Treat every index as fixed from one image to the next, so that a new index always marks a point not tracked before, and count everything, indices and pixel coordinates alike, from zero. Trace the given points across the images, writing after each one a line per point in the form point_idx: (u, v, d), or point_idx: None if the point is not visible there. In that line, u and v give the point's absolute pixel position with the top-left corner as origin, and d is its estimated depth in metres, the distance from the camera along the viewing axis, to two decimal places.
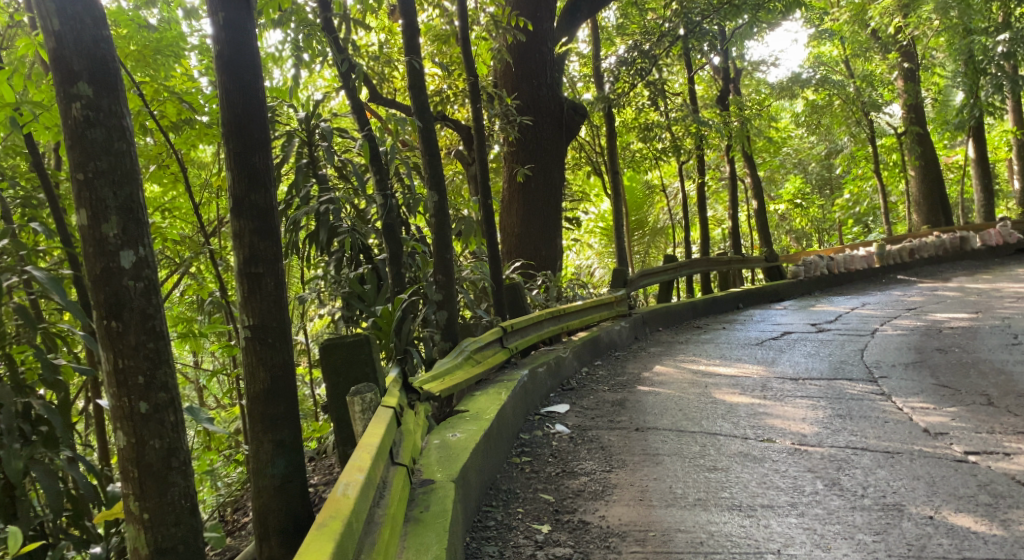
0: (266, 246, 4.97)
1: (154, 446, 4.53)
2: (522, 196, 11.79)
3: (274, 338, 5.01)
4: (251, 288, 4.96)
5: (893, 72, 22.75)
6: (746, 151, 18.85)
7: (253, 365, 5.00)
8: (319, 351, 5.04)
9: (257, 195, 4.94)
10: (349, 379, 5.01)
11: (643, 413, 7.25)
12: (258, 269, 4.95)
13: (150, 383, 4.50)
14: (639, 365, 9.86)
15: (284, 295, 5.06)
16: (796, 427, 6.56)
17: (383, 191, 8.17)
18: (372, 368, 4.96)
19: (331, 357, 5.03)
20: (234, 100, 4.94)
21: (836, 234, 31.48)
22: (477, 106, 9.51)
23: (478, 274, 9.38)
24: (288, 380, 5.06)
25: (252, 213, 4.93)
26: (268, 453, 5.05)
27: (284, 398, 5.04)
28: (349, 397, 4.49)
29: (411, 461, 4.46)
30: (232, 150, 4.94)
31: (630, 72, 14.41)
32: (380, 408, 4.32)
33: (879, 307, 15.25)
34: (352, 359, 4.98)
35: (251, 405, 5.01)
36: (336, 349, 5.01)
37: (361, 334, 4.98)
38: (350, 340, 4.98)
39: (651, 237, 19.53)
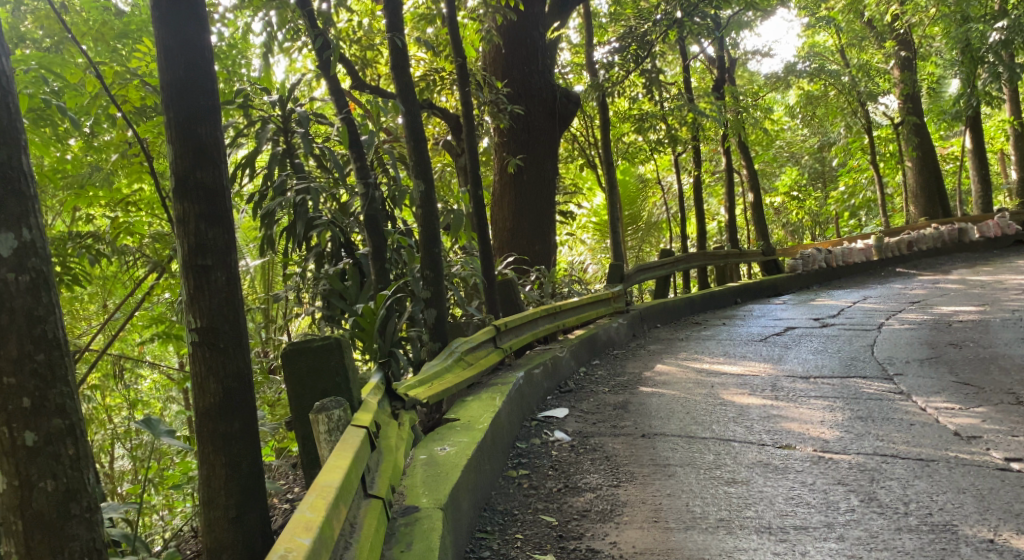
0: (215, 234, 4.42)
1: (45, 488, 3.89)
2: (514, 188, 11.22)
3: (227, 344, 4.46)
4: (198, 283, 4.40)
5: (889, 60, 22.42)
6: (743, 142, 18.34)
7: (202, 377, 4.44)
8: (282, 359, 4.46)
9: (204, 172, 4.39)
10: (317, 390, 4.41)
11: (649, 416, 6.70)
12: (207, 261, 4.40)
13: (41, 407, 3.85)
14: (638, 364, 9.32)
15: (236, 291, 4.51)
16: (816, 431, 6.02)
17: (365, 179, 7.55)
18: (345, 376, 4.37)
19: (297, 367, 4.45)
20: (176, 62, 4.40)
21: (830, 225, 31.06)
22: (466, 90, 8.92)
23: (468, 269, 8.81)
24: (244, 392, 4.51)
25: (199, 193, 4.38)
26: (221, 480, 4.51)
27: (240, 414, 4.51)
28: (312, 415, 3.89)
29: (389, 490, 3.89)
30: (174, 118, 4.39)
31: (624, 59, 13.86)
32: (347, 431, 3.71)
33: (882, 301, 14.75)
34: (320, 367, 4.40)
35: (201, 423, 4.46)
36: (301, 356, 4.44)
37: (331, 338, 4.41)
38: (319, 345, 4.41)
39: (645, 231, 19.00)
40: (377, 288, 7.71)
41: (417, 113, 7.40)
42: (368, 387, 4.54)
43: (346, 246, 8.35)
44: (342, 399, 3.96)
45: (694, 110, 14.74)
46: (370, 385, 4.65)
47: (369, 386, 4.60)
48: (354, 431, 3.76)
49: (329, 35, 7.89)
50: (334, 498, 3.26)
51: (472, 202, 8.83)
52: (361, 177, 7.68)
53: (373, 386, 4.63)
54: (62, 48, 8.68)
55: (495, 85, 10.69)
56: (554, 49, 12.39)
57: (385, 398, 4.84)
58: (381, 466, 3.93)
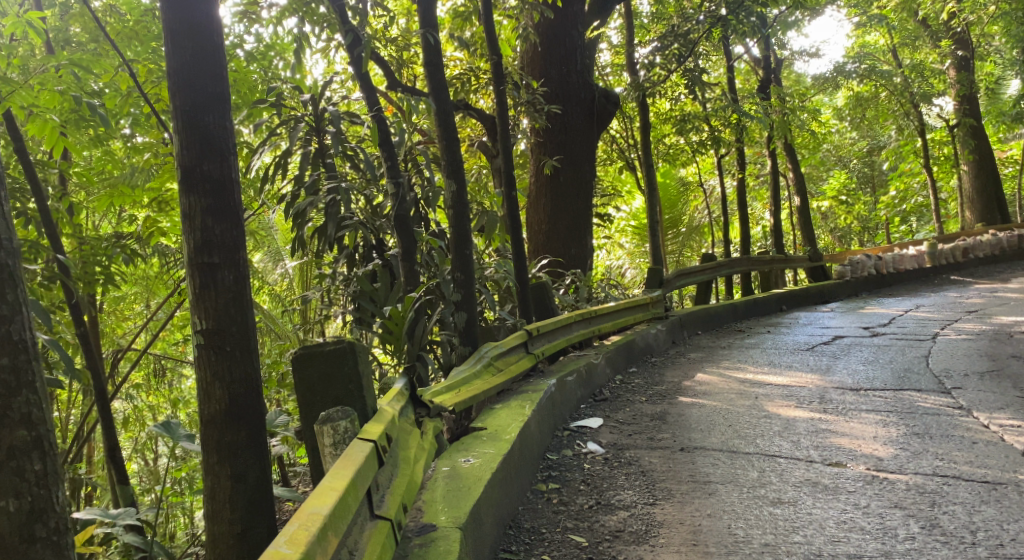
0: (223, 229, 4.58)
1: (8, 506, 4.03)
2: (550, 190, 10.93)
3: (233, 347, 4.60)
4: (205, 281, 4.55)
5: (944, 60, 21.77)
6: (789, 144, 17.86)
7: (209, 380, 4.59)
8: (291, 363, 4.22)
9: (210, 165, 4.56)
10: (329, 397, 4.17)
11: (688, 429, 6.35)
12: (213, 258, 4.56)
13: (5, 416, 4.02)
14: (678, 372, 8.96)
15: (243, 289, 4.65)
16: (869, 449, 5.65)
17: (395, 178, 7.29)
18: (358, 383, 4.16)
19: (308, 372, 4.20)
20: (184, 59, 4.56)
21: (882, 231, 30.33)
22: (502, 88, 8.63)
23: (502, 272, 8.52)
24: (250, 396, 4.65)
25: (205, 186, 4.55)
26: (227, 491, 4.65)
27: (246, 423, 4.65)
28: (318, 426, 3.75)
29: (401, 510, 3.68)
30: (181, 109, 4.56)
31: (667, 58, 13.52)
32: (352, 446, 3.50)
33: (935, 310, 14.20)
34: (332, 372, 4.16)
35: (207, 432, 4.61)
36: (313, 361, 4.19)
37: (344, 342, 4.20)
38: (332, 349, 4.19)
39: (686, 236, 18.56)
40: (406, 289, 7.45)
41: (449, 109, 7.14)
42: (388, 395, 4.29)
43: (376, 246, 8.10)
44: (350, 410, 3.80)
45: (739, 111, 14.35)
46: (391, 392, 4.41)
47: (390, 393, 4.37)
48: (361, 445, 3.54)
49: (360, 31, 7.66)
50: (319, 528, 3.08)
51: (506, 203, 8.53)
52: (392, 177, 7.41)
53: (394, 394, 4.38)
54: (96, 46, 8.59)
55: (532, 84, 10.42)
56: (594, 48, 12.09)
57: (408, 405, 4.58)
58: (393, 483, 3.72)
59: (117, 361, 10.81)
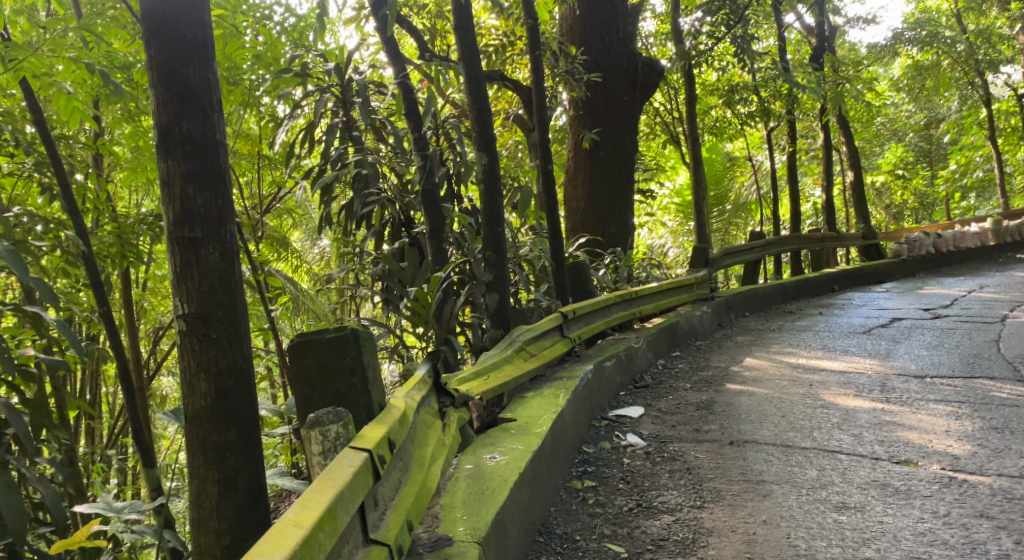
0: (205, 199, 4.25)
1: None
2: (589, 165, 10.40)
3: (219, 334, 4.28)
4: (187, 258, 4.24)
5: (1014, 26, 21.12)
6: (843, 115, 17.11)
7: (193, 371, 4.27)
8: (287, 352, 3.81)
9: (190, 124, 4.23)
10: (328, 392, 3.82)
11: (738, 420, 5.86)
12: (195, 233, 4.23)
13: None
14: (726, 357, 8.43)
15: (230, 266, 4.33)
16: (941, 446, 5.18)
17: (423, 149, 6.81)
18: (360, 377, 3.80)
19: (305, 364, 3.83)
20: (159, 3, 4.19)
21: (940, 208, 29.30)
22: (538, 53, 8.11)
23: (537, 251, 8.03)
24: (238, 391, 4.33)
25: (185, 149, 4.22)
26: (213, 497, 4.31)
27: (236, 421, 4.32)
28: (306, 429, 3.51)
29: (405, 527, 3.33)
30: (157, 61, 4.21)
31: (716, 24, 12.90)
32: (338, 461, 3.14)
33: (1000, 291, 13.52)
34: (332, 365, 3.80)
35: (193, 430, 4.30)
36: (312, 350, 3.82)
37: (347, 329, 3.83)
38: (333, 337, 3.81)
39: (732, 214, 17.83)
40: (434, 269, 6.98)
41: (480, 74, 6.59)
42: (410, 383, 3.89)
43: (404, 222, 7.64)
44: (344, 412, 3.55)
45: (792, 82, 13.67)
46: (414, 380, 3.97)
47: (412, 382, 3.94)
48: (350, 458, 3.17)
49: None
50: None
51: (541, 177, 7.98)
52: (418, 149, 6.92)
53: (416, 382, 3.95)
54: None
55: (571, 51, 9.87)
56: (638, 15, 11.46)
57: (431, 395, 4.15)
58: (400, 494, 3.39)
59: (151, 341, 10.49)
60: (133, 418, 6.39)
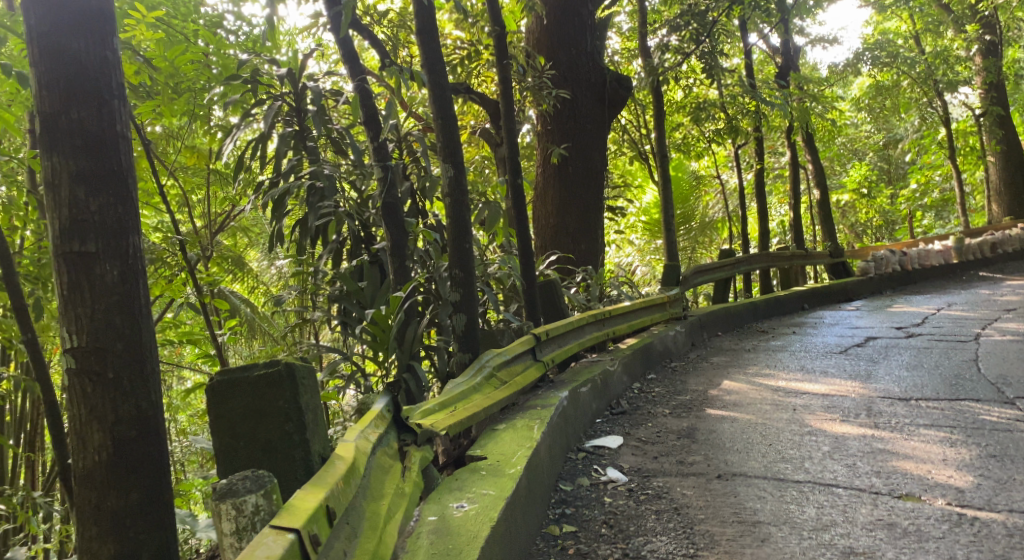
0: (100, 206, 4.05)
1: None
2: (557, 181, 10.03)
3: (117, 373, 4.06)
4: (79, 275, 4.01)
5: (969, 47, 21.67)
6: (809, 132, 16.99)
7: (85, 419, 4.03)
8: (211, 389, 3.65)
9: (82, 112, 4.02)
10: (257, 439, 3.68)
11: (723, 449, 5.48)
12: (89, 248, 4.02)
13: None
14: (702, 379, 8.05)
15: (129, 286, 4.11)
16: (942, 476, 4.88)
17: (383, 161, 6.34)
18: (296, 423, 3.67)
19: (229, 408, 3.68)
20: None
21: (901, 226, 29.38)
22: (504, 62, 7.72)
23: (506, 270, 7.58)
24: (140, 448, 4.10)
25: (75, 142, 4.01)
26: None
27: (139, 483, 4.09)
28: (217, 498, 3.13)
29: None
30: (41, 41, 4.01)
31: (684, 38, 12.59)
32: (252, 550, 2.70)
33: (969, 308, 13.40)
34: (263, 408, 3.65)
35: (85, 492, 4.04)
36: (238, 389, 3.67)
37: (281, 366, 3.67)
38: (263, 375, 3.66)
39: (698, 232, 17.52)
40: (395, 289, 6.49)
41: (445, 83, 6.15)
42: (365, 420, 3.45)
43: (364, 238, 7.04)
44: (264, 480, 3.18)
45: (760, 97, 13.44)
46: (369, 416, 3.52)
47: (368, 418, 3.48)
48: (268, 547, 2.71)
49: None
50: None
51: (511, 193, 7.54)
52: (377, 160, 6.43)
53: (372, 419, 3.49)
54: None
55: (539, 64, 9.51)
56: (605, 27, 11.13)
57: (390, 431, 3.69)
58: None
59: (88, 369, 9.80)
60: (62, 459, 5.80)
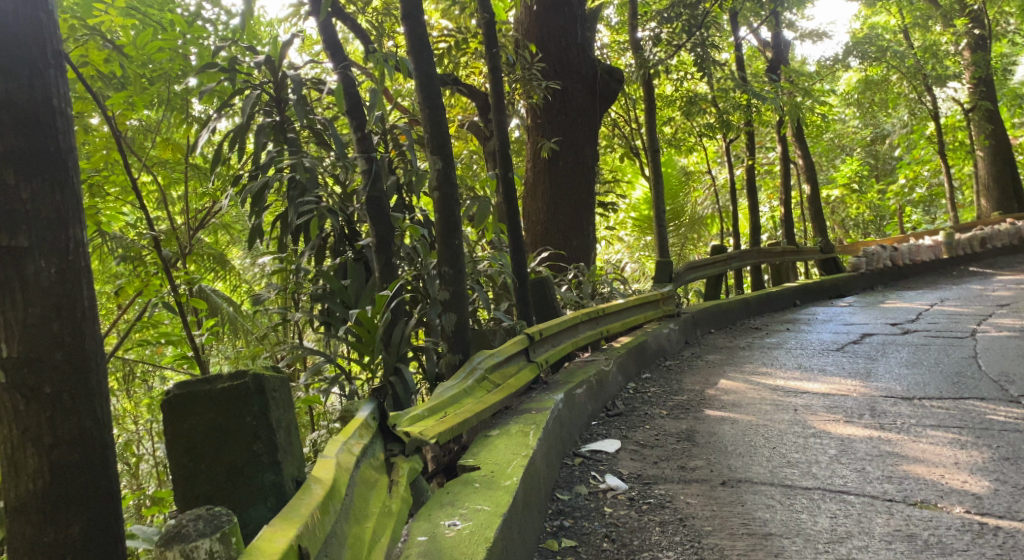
0: (33, 193, 3.64)
1: None
2: (548, 175, 9.77)
3: (55, 390, 3.62)
4: (10, 273, 3.58)
5: (957, 42, 21.61)
6: (799, 126, 16.81)
7: (19, 440, 3.59)
8: (169, 403, 3.17)
9: (11, 83, 3.64)
10: (220, 465, 3.21)
11: (726, 453, 5.25)
12: (21, 242, 3.60)
13: None
14: (698, 379, 7.80)
15: (70, 287, 3.69)
16: (956, 481, 4.67)
17: (367, 153, 6.06)
18: (266, 442, 3.20)
19: (188, 427, 3.19)
20: None
21: (891, 221, 29.28)
22: (493, 52, 7.44)
23: (497, 267, 7.32)
24: (84, 475, 3.65)
25: (5, 117, 3.61)
26: None
27: (82, 515, 3.64)
28: (165, 538, 2.70)
29: None
30: None
31: (675, 30, 12.36)
32: None
33: (963, 303, 13.25)
34: (229, 427, 3.19)
35: (19, 526, 3.59)
36: (198, 406, 3.18)
37: (248, 377, 3.20)
38: (227, 389, 3.19)
39: (689, 228, 17.28)
40: (380, 287, 6.20)
41: (433, 71, 5.89)
42: (347, 430, 3.21)
43: (348, 235, 6.77)
44: (222, 521, 2.73)
45: (751, 91, 13.24)
46: (352, 425, 3.27)
47: (351, 428, 3.23)
48: None
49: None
50: None
51: (501, 187, 7.26)
52: (361, 152, 6.18)
53: (355, 429, 3.24)
54: None
55: (530, 55, 9.24)
56: (596, 20, 10.88)
57: (375, 440, 3.44)
58: None
59: None
60: None
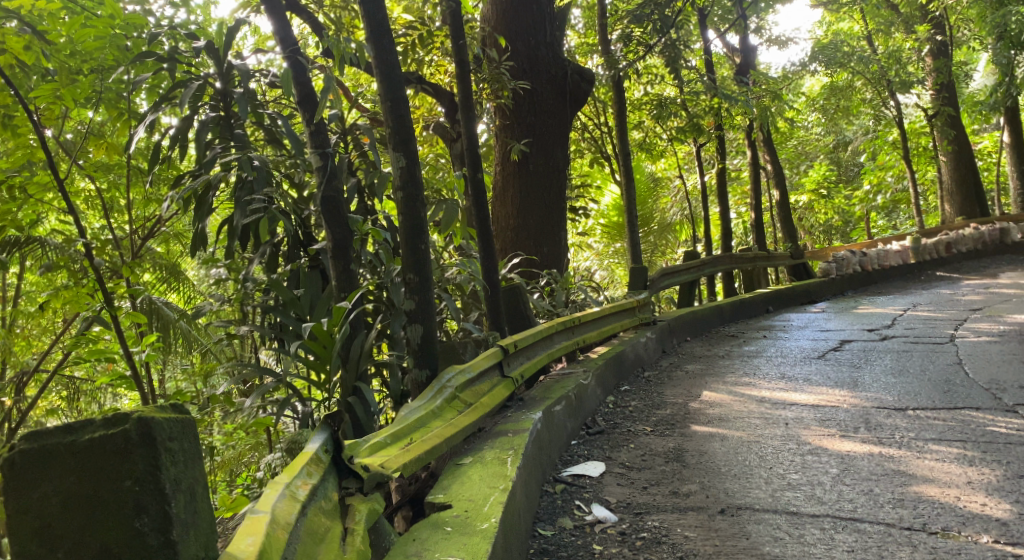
0: None
1: None
2: (517, 178, 9.29)
3: None
4: None
5: (921, 47, 21.48)
6: (768, 131, 16.50)
7: None
8: (21, 461, 2.64)
9: None
10: (89, 543, 2.66)
11: (720, 474, 4.81)
12: None
13: None
14: (680, 391, 7.36)
15: None
16: (975, 504, 4.26)
17: (320, 148, 5.54)
18: (152, 514, 2.67)
19: (44, 493, 2.65)
20: None
21: (856, 227, 29.21)
22: (458, 45, 6.94)
23: (466, 274, 6.82)
24: None
25: None
26: None
27: None
28: None
29: None
30: None
31: (644, 30, 11.93)
32: None
33: (936, 308, 13.02)
34: (100, 495, 2.66)
35: None
36: (61, 465, 2.64)
37: (127, 427, 2.65)
38: (99, 441, 2.65)
39: (658, 235, 16.90)
40: (337, 297, 5.68)
41: (396, 62, 5.37)
42: (292, 468, 2.88)
43: (303, 241, 6.22)
44: None
45: (722, 94, 12.88)
46: (299, 463, 2.94)
47: (296, 467, 2.90)
48: None
49: None
50: None
51: (469, 188, 6.74)
52: (315, 147, 5.64)
53: (301, 468, 2.91)
54: None
55: (496, 52, 8.76)
56: (564, 18, 10.42)
57: (328, 477, 3.07)
58: None
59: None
60: None
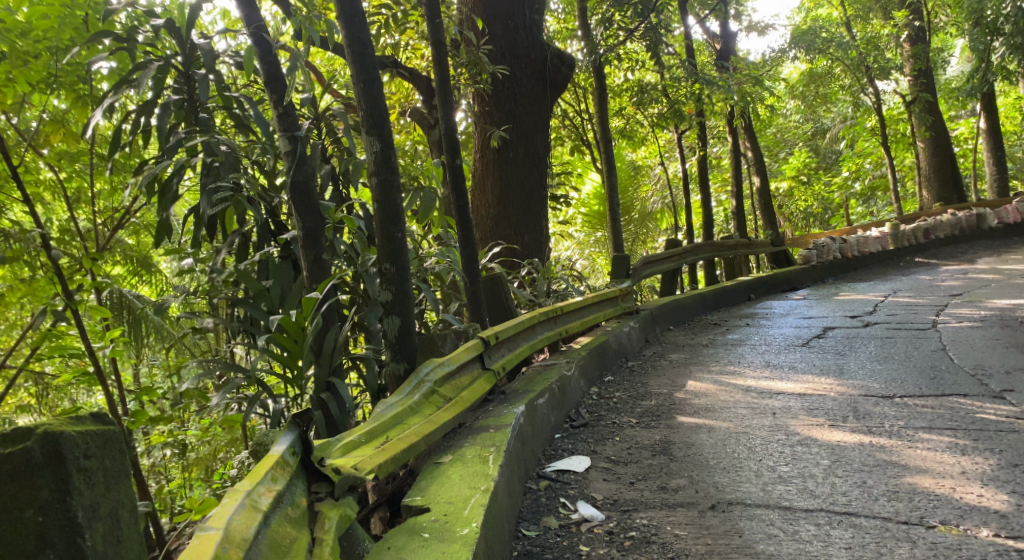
0: None
1: None
2: (496, 166, 9.11)
3: None
4: None
5: (899, 33, 21.35)
6: (748, 117, 16.35)
7: None
8: None
9: None
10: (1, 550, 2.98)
11: (708, 467, 4.67)
12: None
13: None
14: (664, 380, 7.22)
15: None
16: (971, 495, 4.14)
17: (289, 131, 5.36)
18: (61, 540, 2.97)
19: None
20: None
21: (836, 214, 29.19)
22: (434, 27, 6.72)
23: (445, 264, 6.63)
24: None
25: None
26: None
27: None
28: None
29: None
30: None
31: (624, 14, 11.72)
32: None
33: (917, 294, 12.97)
34: (14, 512, 2.97)
35: None
36: None
37: (36, 445, 2.95)
38: (13, 458, 2.94)
39: (639, 223, 16.74)
40: (309, 288, 5.47)
41: (369, 42, 5.16)
42: (254, 475, 2.76)
43: (274, 230, 6.01)
44: None
45: (703, 80, 12.71)
46: (262, 468, 2.81)
47: (259, 473, 2.77)
48: None
49: None
50: None
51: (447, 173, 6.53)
52: (285, 131, 5.45)
53: (264, 474, 2.78)
54: None
55: (473, 37, 8.55)
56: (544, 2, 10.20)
57: (295, 482, 2.94)
58: None
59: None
60: None
